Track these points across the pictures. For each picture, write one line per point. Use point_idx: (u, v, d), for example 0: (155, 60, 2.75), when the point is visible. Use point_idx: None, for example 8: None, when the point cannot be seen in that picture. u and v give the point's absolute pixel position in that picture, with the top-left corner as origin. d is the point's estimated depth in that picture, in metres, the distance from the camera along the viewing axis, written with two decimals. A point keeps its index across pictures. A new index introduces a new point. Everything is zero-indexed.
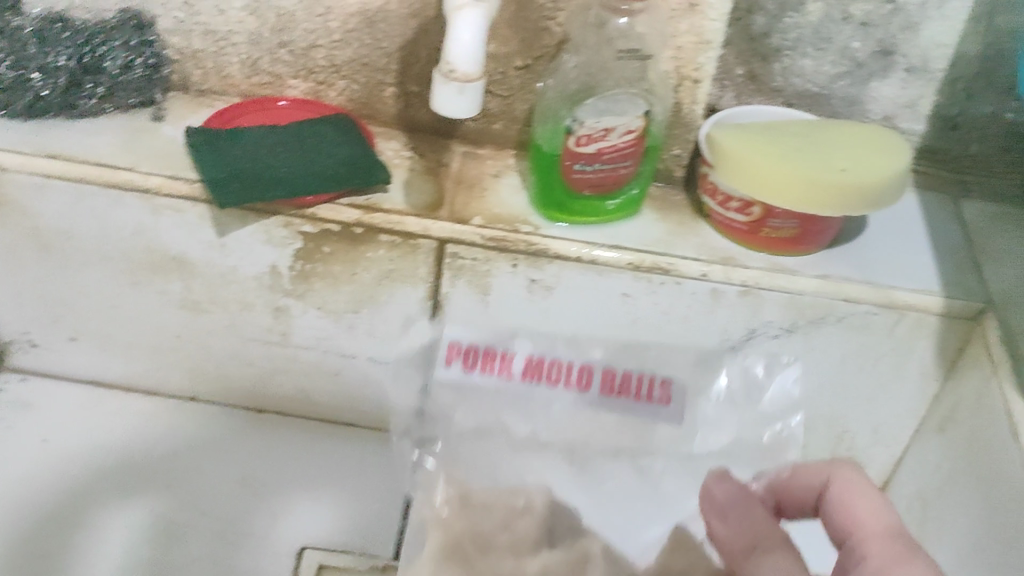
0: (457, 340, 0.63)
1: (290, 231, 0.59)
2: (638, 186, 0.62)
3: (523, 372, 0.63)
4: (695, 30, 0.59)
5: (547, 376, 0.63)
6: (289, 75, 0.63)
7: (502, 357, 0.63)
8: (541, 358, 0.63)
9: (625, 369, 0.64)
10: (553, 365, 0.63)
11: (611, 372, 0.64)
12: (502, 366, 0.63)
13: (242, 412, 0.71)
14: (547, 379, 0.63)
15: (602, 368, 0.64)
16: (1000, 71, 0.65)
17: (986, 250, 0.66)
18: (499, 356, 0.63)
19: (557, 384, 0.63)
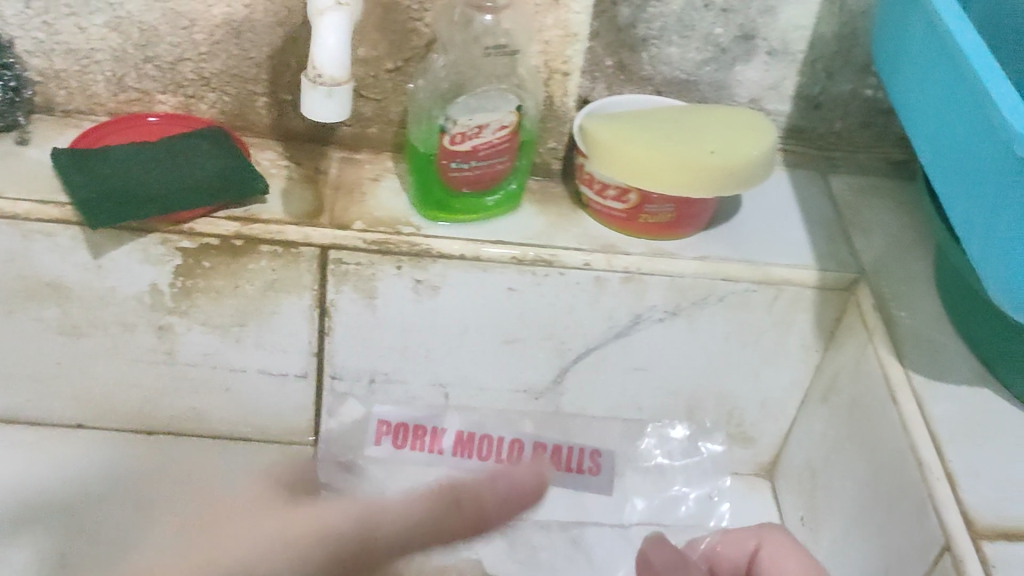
0: (384, 417, 0.69)
1: (167, 248, 0.58)
2: (516, 181, 0.63)
3: (453, 447, 0.70)
4: (560, 23, 0.60)
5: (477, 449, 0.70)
6: (156, 90, 0.62)
7: (431, 433, 0.70)
8: (471, 432, 0.70)
9: (554, 443, 0.71)
10: (483, 440, 0.70)
11: (542, 445, 0.70)
12: (431, 440, 0.70)
13: (132, 438, 0.70)
14: (478, 454, 0.70)
15: (533, 442, 0.70)
16: (855, 50, 0.67)
17: (855, 223, 0.68)
18: (427, 430, 0.70)
19: (488, 457, 0.70)
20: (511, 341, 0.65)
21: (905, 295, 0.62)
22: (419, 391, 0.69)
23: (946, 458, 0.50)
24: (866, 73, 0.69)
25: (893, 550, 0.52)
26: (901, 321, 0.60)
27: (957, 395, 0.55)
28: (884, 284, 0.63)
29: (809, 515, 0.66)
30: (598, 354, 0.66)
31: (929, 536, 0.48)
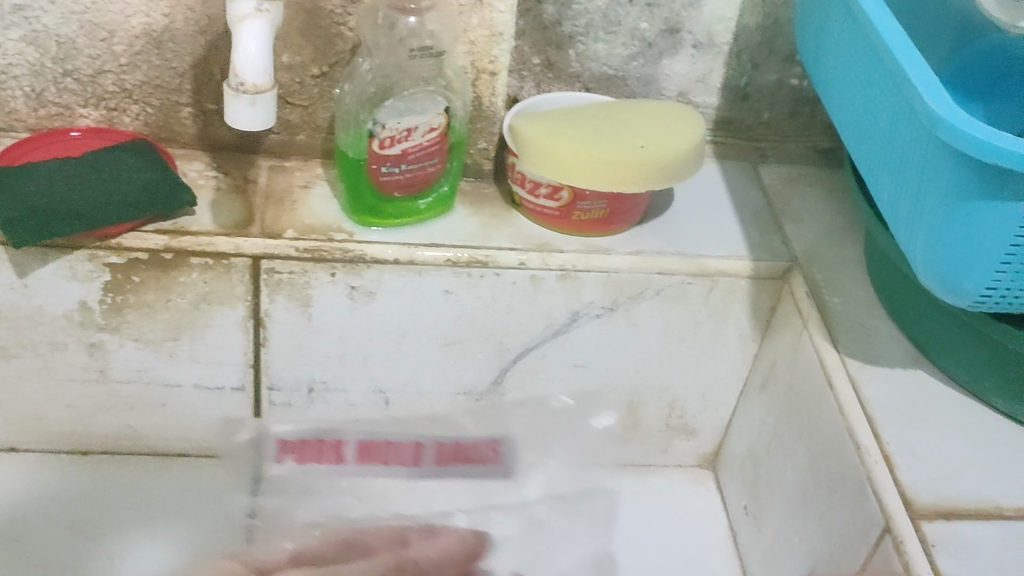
0: (284, 437, 0.68)
1: (95, 264, 0.57)
2: (448, 184, 0.63)
3: (357, 457, 0.69)
4: (486, 23, 0.60)
5: (382, 455, 0.70)
6: (77, 104, 0.61)
7: (334, 445, 0.69)
8: (373, 441, 0.70)
9: (451, 439, 0.71)
10: (387, 447, 0.70)
11: (443, 445, 0.71)
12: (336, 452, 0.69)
13: (65, 457, 0.69)
14: (377, 458, 0.70)
15: (430, 444, 0.71)
16: (780, 40, 0.68)
17: (785, 212, 0.69)
18: (329, 443, 0.69)
19: (388, 461, 0.70)
20: (449, 344, 0.65)
21: (837, 281, 0.63)
22: (360, 399, 0.68)
23: (882, 441, 0.51)
24: (791, 63, 0.69)
25: (835, 535, 0.53)
26: (834, 307, 0.60)
27: (891, 377, 0.55)
28: (816, 271, 0.63)
29: (752, 503, 0.67)
30: (538, 353, 0.66)
31: (869, 518, 0.49)
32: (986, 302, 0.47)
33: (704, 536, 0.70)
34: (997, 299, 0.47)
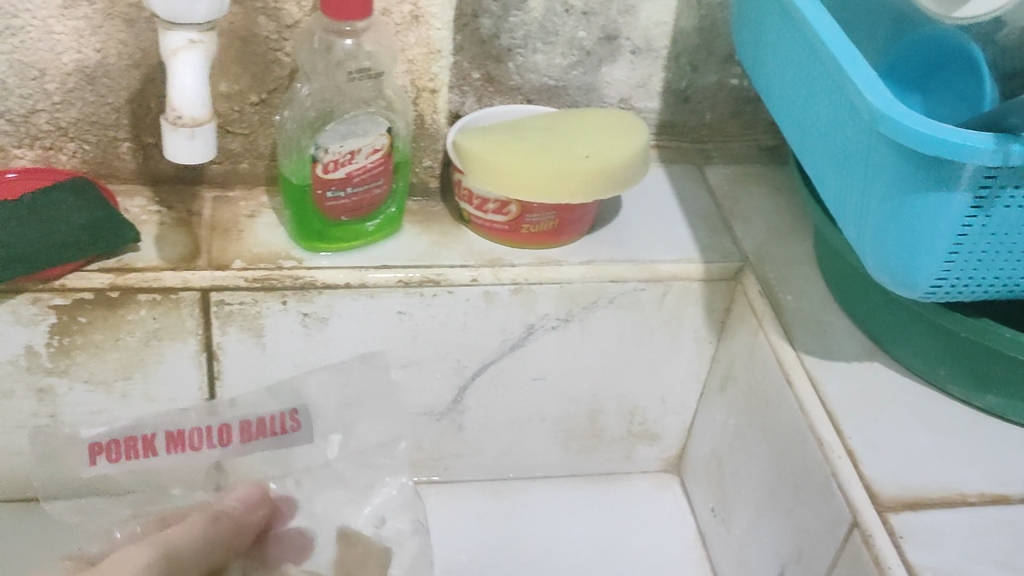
0: (97, 441, 0.61)
1: (39, 307, 0.56)
2: (395, 205, 0.63)
3: (166, 447, 0.63)
4: (423, 41, 0.60)
5: (185, 444, 0.63)
6: (12, 145, 0.60)
7: (143, 441, 0.62)
8: (179, 429, 0.62)
9: (258, 416, 0.63)
10: (192, 434, 0.63)
11: (248, 423, 0.63)
12: (142, 449, 0.62)
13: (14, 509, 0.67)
14: (188, 445, 0.63)
15: (239, 424, 0.63)
16: (717, 41, 0.68)
17: (733, 212, 0.69)
18: (136, 439, 0.62)
19: (199, 445, 0.63)
20: (406, 365, 0.64)
21: (789, 278, 0.63)
22: None
23: (844, 435, 0.51)
24: (730, 63, 0.70)
25: (804, 532, 0.53)
26: (787, 304, 0.60)
27: (848, 372, 0.55)
28: (768, 269, 0.63)
29: (719, 505, 0.67)
30: (495, 369, 0.66)
31: (837, 513, 0.49)
32: (936, 293, 0.47)
33: (673, 541, 0.70)
34: (946, 289, 0.47)
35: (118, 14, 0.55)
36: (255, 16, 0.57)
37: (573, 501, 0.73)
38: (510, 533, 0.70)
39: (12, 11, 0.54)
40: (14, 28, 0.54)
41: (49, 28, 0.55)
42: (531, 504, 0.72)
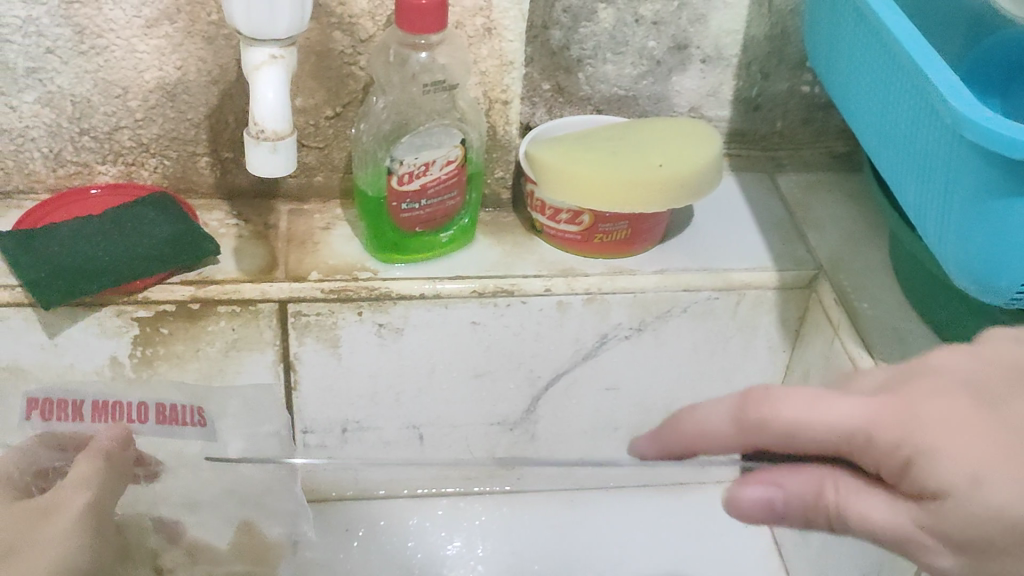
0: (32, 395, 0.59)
1: (123, 319, 0.57)
2: (468, 215, 0.63)
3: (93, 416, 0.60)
4: (495, 53, 0.60)
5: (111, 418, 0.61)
6: (96, 161, 0.61)
7: (73, 407, 0.60)
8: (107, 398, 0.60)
9: (172, 400, 0.62)
10: (118, 405, 0.61)
11: (162, 407, 0.62)
12: (73, 416, 0.60)
13: None
14: (113, 417, 0.61)
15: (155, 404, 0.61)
16: (788, 49, 0.68)
17: (806, 219, 0.69)
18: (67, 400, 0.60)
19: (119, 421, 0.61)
20: (480, 375, 0.65)
21: (866, 287, 0.62)
22: (393, 436, 0.68)
23: None
24: (802, 70, 0.69)
25: None
26: (864, 312, 0.60)
27: None
28: (843, 277, 0.63)
29: None
30: (568, 379, 0.66)
31: None
32: (1021, 299, 0.46)
33: (747, 551, 0.71)
34: None
35: (198, 32, 0.56)
36: (330, 31, 0.57)
37: (647, 512, 0.73)
38: (583, 544, 0.70)
39: (98, 31, 0.55)
40: (98, 47, 0.56)
41: (132, 47, 0.56)
42: (603, 514, 0.73)
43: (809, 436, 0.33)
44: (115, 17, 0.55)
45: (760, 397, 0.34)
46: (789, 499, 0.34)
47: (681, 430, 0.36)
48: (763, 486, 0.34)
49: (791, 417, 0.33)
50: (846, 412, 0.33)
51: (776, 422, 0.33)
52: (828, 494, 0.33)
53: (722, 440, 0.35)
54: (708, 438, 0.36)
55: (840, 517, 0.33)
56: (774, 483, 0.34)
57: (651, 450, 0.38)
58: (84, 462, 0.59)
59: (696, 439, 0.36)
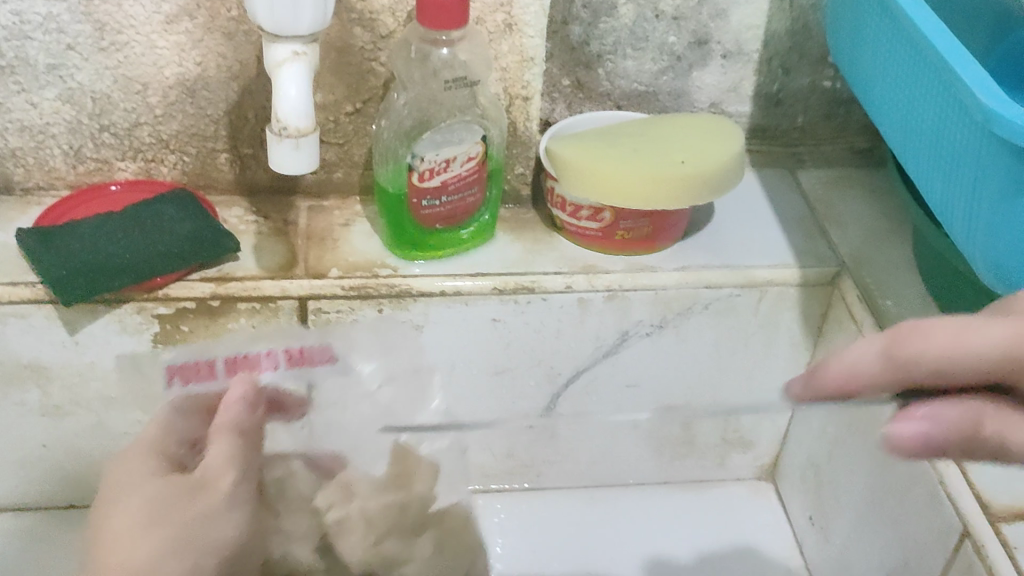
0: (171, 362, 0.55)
1: (144, 316, 0.57)
2: (488, 212, 0.63)
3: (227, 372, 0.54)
4: (516, 49, 0.60)
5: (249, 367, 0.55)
6: (116, 158, 0.61)
7: (206, 365, 0.54)
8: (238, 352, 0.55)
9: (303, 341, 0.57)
10: (246, 358, 0.55)
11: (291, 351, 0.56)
12: (207, 375, 0.54)
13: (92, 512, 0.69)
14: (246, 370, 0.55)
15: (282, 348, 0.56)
16: (809, 44, 0.67)
17: (828, 215, 0.68)
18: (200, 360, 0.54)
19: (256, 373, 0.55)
20: (501, 372, 0.65)
21: (888, 283, 0.62)
22: None
23: None
24: (823, 65, 0.69)
25: (911, 542, 0.52)
26: (887, 309, 0.59)
27: None
28: (866, 273, 0.62)
29: (817, 513, 0.67)
30: (588, 376, 0.66)
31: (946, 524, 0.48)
32: None
33: (769, 548, 0.71)
34: None
35: (218, 27, 0.56)
36: (350, 27, 0.57)
37: (669, 509, 0.73)
38: (605, 541, 0.70)
39: (118, 27, 0.55)
40: (119, 43, 0.56)
41: (152, 43, 0.56)
42: (625, 511, 0.72)
43: (961, 366, 0.30)
44: (135, 13, 0.54)
45: (907, 332, 0.31)
46: (950, 435, 0.31)
47: (827, 374, 0.33)
48: (920, 422, 0.31)
49: (942, 349, 0.30)
50: (993, 337, 0.30)
51: (925, 360, 0.31)
52: (988, 427, 0.30)
53: (872, 380, 0.32)
54: (859, 384, 0.32)
55: (1001, 450, 0.30)
56: (931, 417, 0.31)
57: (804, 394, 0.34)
58: (220, 444, 0.47)
59: (841, 384, 0.33)
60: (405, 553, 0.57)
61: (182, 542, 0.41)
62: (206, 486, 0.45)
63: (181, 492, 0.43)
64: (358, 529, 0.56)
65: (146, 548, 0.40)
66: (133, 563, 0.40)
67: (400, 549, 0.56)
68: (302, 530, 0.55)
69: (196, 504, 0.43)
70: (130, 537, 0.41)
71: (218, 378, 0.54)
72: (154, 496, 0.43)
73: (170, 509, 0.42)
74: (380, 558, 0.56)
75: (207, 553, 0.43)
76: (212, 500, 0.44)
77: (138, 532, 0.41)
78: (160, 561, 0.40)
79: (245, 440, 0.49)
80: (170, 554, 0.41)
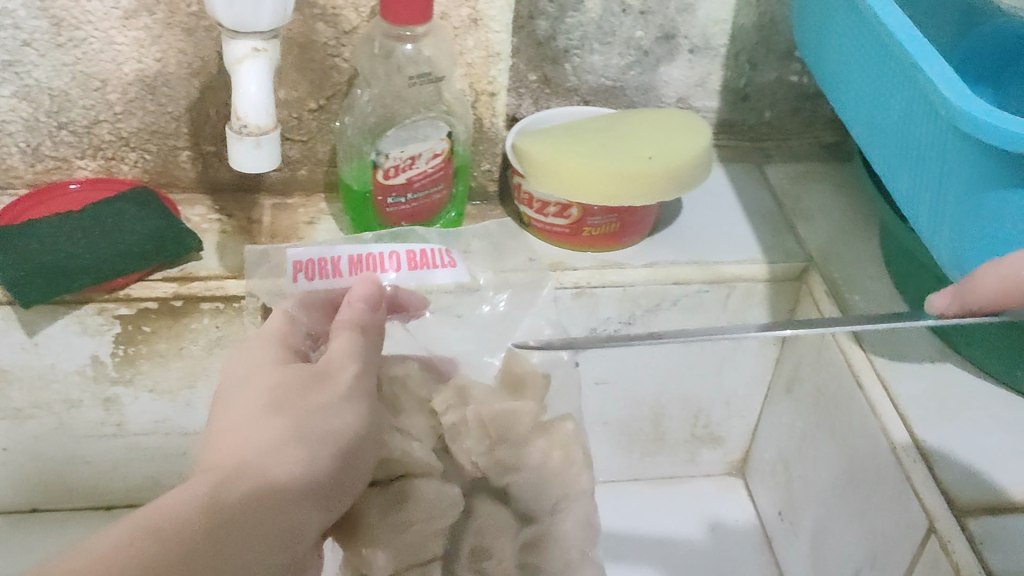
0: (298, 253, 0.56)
1: (105, 317, 0.56)
2: (455, 209, 0.63)
3: (352, 270, 0.56)
4: (481, 45, 0.59)
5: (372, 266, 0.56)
6: (75, 156, 0.60)
7: (332, 265, 0.56)
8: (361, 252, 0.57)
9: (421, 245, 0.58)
10: (369, 257, 0.57)
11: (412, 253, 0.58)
12: (332, 273, 0.56)
13: (53, 516, 0.68)
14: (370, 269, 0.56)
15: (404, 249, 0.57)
16: (777, 38, 0.67)
17: (797, 210, 0.68)
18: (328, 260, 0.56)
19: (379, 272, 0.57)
20: None
21: (856, 278, 0.62)
22: None
23: (919, 439, 0.50)
24: (790, 60, 0.68)
25: (879, 536, 0.52)
26: (854, 304, 0.59)
27: (919, 372, 0.55)
28: (833, 268, 0.62)
29: (787, 508, 0.67)
30: None
31: (914, 519, 0.48)
32: None
33: (740, 542, 0.71)
34: None
35: (178, 23, 0.55)
36: (313, 22, 0.56)
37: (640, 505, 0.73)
38: None
39: (75, 23, 0.54)
40: (76, 39, 0.55)
41: (110, 39, 0.55)
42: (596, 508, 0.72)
43: None
44: (93, 9, 0.53)
45: None
46: None
47: (983, 289, 0.39)
48: None
49: None
50: None
51: None
52: None
53: None
54: None
55: None
56: None
57: (953, 307, 0.41)
58: (341, 338, 0.43)
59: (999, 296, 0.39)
60: (518, 459, 0.47)
61: (303, 430, 0.38)
62: (329, 377, 0.41)
63: (306, 380, 0.40)
64: (473, 432, 0.47)
65: (268, 433, 0.37)
66: (252, 446, 0.36)
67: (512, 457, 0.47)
68: (417, 432, 0.47)
69: (321, 395, 0.40)
70: (249, 423, 0.38)
71: (342, 276, 0.56)
72: (277, 386, 0.39)
73: (293, 400, 0.39)
74: (500, 467, 0.47)
75: (329, 446, 0.38)
76: (335, 393, 0.40)
77: (260, 417, 0.38)
78: (280, 447, 0.37)
79: (369, 341, 0.44)
80: (289, 440, 0.37)
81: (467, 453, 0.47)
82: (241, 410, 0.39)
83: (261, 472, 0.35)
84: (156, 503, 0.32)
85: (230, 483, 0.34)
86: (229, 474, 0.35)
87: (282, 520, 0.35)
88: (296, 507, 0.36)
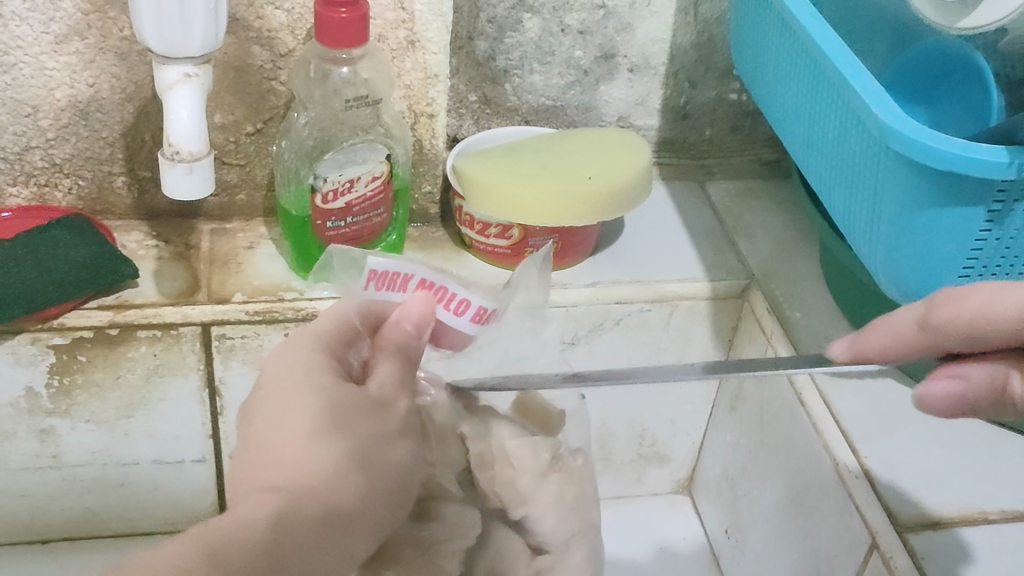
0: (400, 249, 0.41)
1: (38, 347, 0.55)
2: (396, 232, 0.62)
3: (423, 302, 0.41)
4: (419, 66, 0.59)
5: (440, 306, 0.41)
6: (6, 183, 0.59)
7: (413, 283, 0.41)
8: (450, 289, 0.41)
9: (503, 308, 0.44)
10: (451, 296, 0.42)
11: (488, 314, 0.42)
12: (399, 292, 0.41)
13: None
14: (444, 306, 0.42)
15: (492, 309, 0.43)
16: (716, 56, 0.68)
17: (737, 228, 0.69)
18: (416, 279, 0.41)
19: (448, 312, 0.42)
20: None
21: (797, 295, 0.62)
22: None
23: (862, 456, 0.50)
24: (728, 78, 0.69)
25: (823, 553, 0.52)
26: (797, 321, 0.60)
27: (860, 389, 0.55)
28: (775, 286, 0.63)
29: (732, 527, 0.67)
30: None
31: (856, 535, 0.49)
32: None
33: (687, 563, 0.70)
34: None
35: (110, 48, 0.54)
36: (248, 45, 0.56)
37: None
38: None
39: (3, 48, 0.53)
40: (6, 65, 0.54)
41: (41, 64, 0.54)
42: None
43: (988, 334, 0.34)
44: (22, 33, 0.53)
45: (941, 300, 0.34)
46: (979, 392, 0.34)
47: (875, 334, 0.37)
48: (952, 381, 0.34)
49: (971, 316, 0.34)
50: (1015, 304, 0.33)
51: (957, 323, 0.34)
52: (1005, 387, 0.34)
53: (909, 345, 0.36)
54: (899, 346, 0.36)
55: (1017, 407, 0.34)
56: (961, 376, 0.34)
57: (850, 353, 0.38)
58: (386, 359, 0.38)
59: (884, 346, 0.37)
60: None
61: (362, 459, 0.34)
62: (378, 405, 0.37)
63: (369, 403, 0.36)
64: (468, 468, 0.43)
65: (322, 459, 0.33)
66: (308, 472, 0.33)
67: (531, 487, 0.43)
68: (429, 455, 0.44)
69: (376, 426, 0.35)
70: (306, 441, 0.34)
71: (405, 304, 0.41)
72: (339, 399, 0.35)
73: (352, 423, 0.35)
74: None
75: (382, 479, 0.35)
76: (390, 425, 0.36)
77: (317, 436, 0.34)
78: (336, 477, 0.33)
79: None
80: (352, 468, 0.34)
81: (486, 482, 0.42)
82: (287, 415, 0.35)
83: (316, 506, 0.32)
84: (209, 530, 0.29)
85: (286, 517, 0.31)
86: (289, 504, 0.31)
87: (329, 560, 0.32)
88: (346, 543, 0.33)
